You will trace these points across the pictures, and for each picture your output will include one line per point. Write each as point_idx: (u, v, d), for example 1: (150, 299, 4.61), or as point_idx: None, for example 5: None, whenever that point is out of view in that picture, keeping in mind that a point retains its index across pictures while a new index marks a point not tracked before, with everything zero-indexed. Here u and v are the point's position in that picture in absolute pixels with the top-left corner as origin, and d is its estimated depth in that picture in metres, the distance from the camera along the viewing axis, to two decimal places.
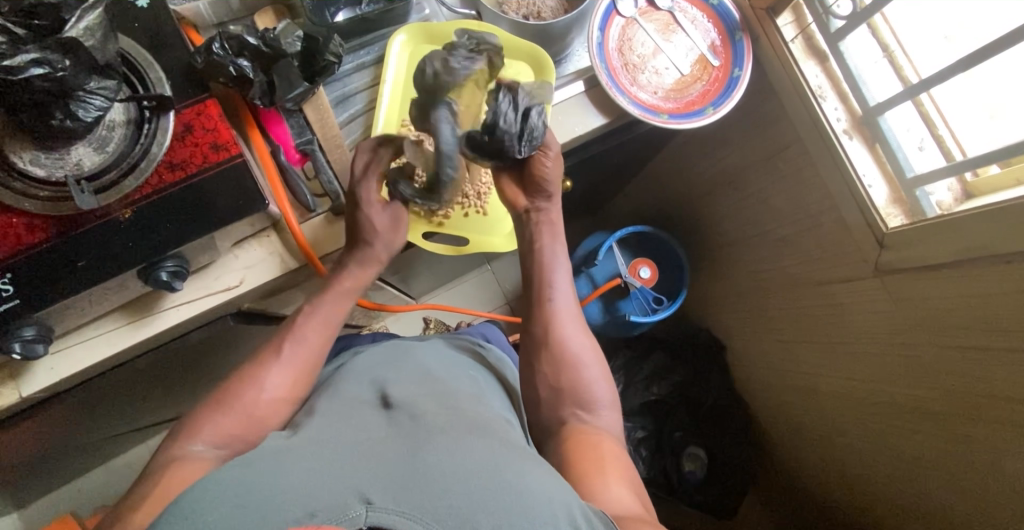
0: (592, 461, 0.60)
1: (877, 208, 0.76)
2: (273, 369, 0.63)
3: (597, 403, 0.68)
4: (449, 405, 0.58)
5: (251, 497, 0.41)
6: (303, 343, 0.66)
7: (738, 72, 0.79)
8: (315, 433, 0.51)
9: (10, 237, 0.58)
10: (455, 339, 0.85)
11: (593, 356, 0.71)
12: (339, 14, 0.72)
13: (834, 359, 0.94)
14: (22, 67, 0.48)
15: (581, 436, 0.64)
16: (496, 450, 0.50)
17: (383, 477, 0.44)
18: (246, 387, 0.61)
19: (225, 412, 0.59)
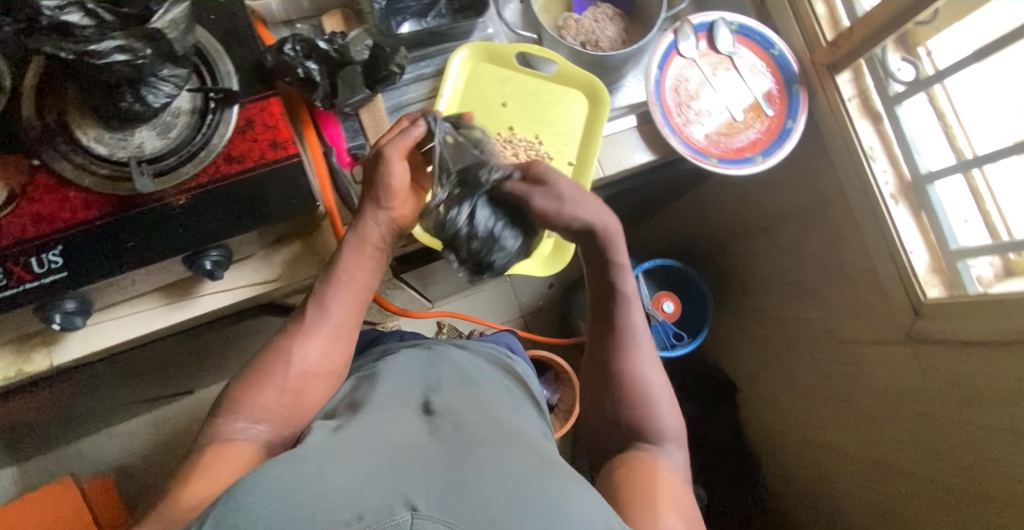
0: (651, 492, 0.58)
1: (917, 276, 0.76)
2: (298, 341, 0.62)
3: (663, 432, 0.65)
4: (486, 414, 0.58)
5: (296, 498, 0.41)
6: (325, 317, 0.63)
7: (792, 124, 0.79)
8: (355, 435, 0.51)
9: (66, 210, 0.59)
10: (485, 346, 0.84)
11: (664, 388, 0.67)
12: (403, 25, 0.74)
13: (850, 419, 0.93)
14: (105, 53, 0.49)
15: (638, 461, 0.62)
16: (531, 460, 0.50)
17: (427, 480, 0.43)
18: (276, 362, 0.61)
19: (260, 388, 0.59)
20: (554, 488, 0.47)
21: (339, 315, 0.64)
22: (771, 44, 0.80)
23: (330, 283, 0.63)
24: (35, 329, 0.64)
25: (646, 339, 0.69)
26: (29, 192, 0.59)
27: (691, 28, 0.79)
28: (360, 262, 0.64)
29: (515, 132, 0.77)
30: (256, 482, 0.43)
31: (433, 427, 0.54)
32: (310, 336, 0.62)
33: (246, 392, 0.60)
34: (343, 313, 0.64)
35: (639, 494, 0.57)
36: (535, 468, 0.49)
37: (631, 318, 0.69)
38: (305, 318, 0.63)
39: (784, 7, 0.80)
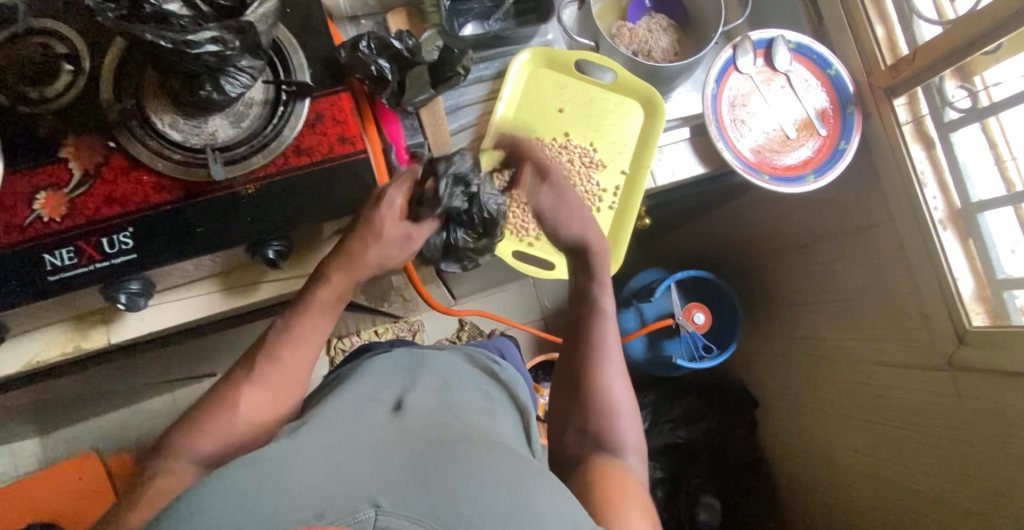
0: (615, 485, 0.57)
1: (962, 302, 0.76)
2: (245, 388, 0.60)
3: (627, 448, 0.63)
4: (459, 416, 0.58)
5: (256, 498, 0.41)
6: (275, 363, 0.62)
7: (844, 145, 0.80)
8: (321, 436, 0.51)
9: (137, 192, 0.60)
10: (479, 351, 0.85)
11: (629, 404, 0.67)
12: (466, 26, 0.75)
13: (878, 441, 0.94)
14: (198, 42, 0.50)
15: (604, 468, 0.60)
16: (507, 465, 0.50)
17: (392, 480, 0.43)
18: (222, 408, 0.59)
19: (200, 434, 0.58)
20: (528, 492, 0.46)
21: (291, 361, 0.63)
22: (828, 65, 0.81)
23: (285, 328, 0.64)
24: (95, 307, 0.65)
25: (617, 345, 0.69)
26: (102, 172, 0.60)
27: (751, 44, 0.79)
28: (313, 312, 0.64)
29: (571, 138, 0.79)
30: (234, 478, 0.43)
31: (401, 425, 0.54)
32: (257, 377, 0.61)
33: (188, 433, 0.58)
34: (294, 358, 0.64)
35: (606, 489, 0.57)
36: (515, 470, 0.49)
37: (607, 311, 0.69)
38: (255, 365, 0.62)
39: (844, 28, 0.81)
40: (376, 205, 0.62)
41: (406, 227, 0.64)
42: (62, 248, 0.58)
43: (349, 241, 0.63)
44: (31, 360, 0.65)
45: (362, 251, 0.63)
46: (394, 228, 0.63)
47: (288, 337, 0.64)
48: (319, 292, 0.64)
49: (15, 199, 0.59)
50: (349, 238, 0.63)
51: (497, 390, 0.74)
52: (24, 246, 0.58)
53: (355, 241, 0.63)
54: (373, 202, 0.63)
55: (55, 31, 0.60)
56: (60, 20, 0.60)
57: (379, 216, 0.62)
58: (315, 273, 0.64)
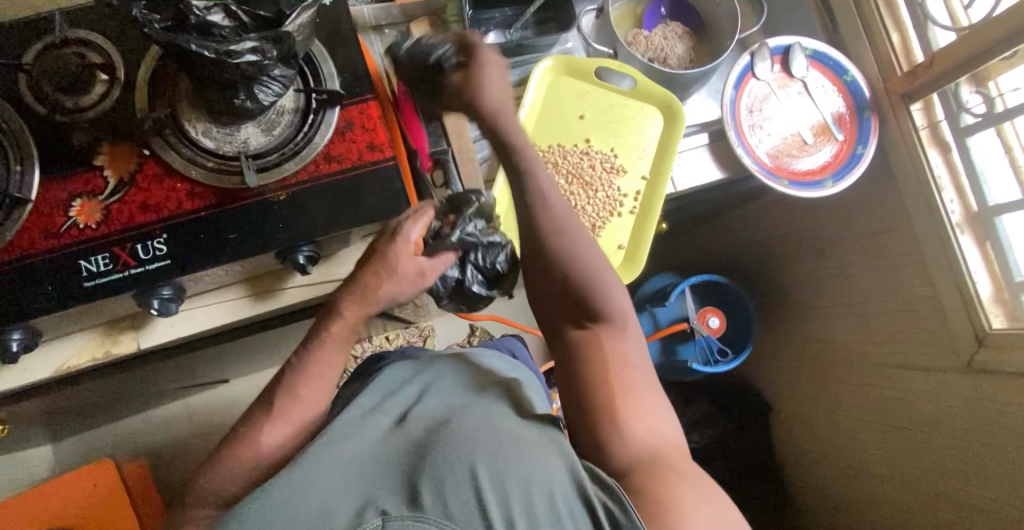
0: (609, 389, 0.54)
1: (981, 304, 0.77)
2: (267, 427, 0.54)
3: (613, 314, 0.59)
4: (461, 402, 0.59)
5: (284, 517, 0.47)
6: (297, 402, 0.56)
7: (861, 150, 0.80)
8: (335, 440, 0.54)
9: (171, 199, 0.61)
10: (478, 348, 0.81)
11: (602, 262, 0.61)
12: (488, 34, 0.77)
13: (896, 444, 0.94)
14: (239, 52, 0.51)
15: (590, 356, 0.57)
16: (500, 431, 0.51)
17: (396, 486, 0.47)
18: (245, 443, 0.54)
19: (225, 477, 0.54)
20: (521, 454, 0.48)
21: (309, 395, 0.56)
22: (843, 71, 0.82)
23: (300, 363, 0.56)
24: (126, 313, 0.66)
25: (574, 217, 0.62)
26: (136, 180, 0.61)
27: (768, 51, 0.81)
28: (330, 347, 0.57)
29: (592, 143, 0.80)
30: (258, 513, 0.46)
31: (404, 433, 0.55)
32: (276, 419, 0.55)
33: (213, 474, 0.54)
34: (314, 393, 0.56)
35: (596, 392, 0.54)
36: (504, 438, 0.50)
37: (548, 197, 0.62)
38: (272, 404, 0.55)
39: (859, 35, 0.82)
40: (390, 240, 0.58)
41: (421, 262, 0.59)
42: (98, 254, 0.59)
43: (363, 272, 0.58)
44: (64, 364, 0.66)
45: (376, 285, 0.57)
46: (411, 263, 0.58)
47: (306, 374, 0.56)
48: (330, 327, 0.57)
49: (52, 206, 0.60)
50: (360, 273, 0.58)
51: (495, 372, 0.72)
52: (61, 252, 0.59)
53: (368, 276, 0.57)
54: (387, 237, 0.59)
55: (90, 42, 0.61)
56: (95, 30, 0.62)
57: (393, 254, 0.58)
58: (328, 307, 0.58)
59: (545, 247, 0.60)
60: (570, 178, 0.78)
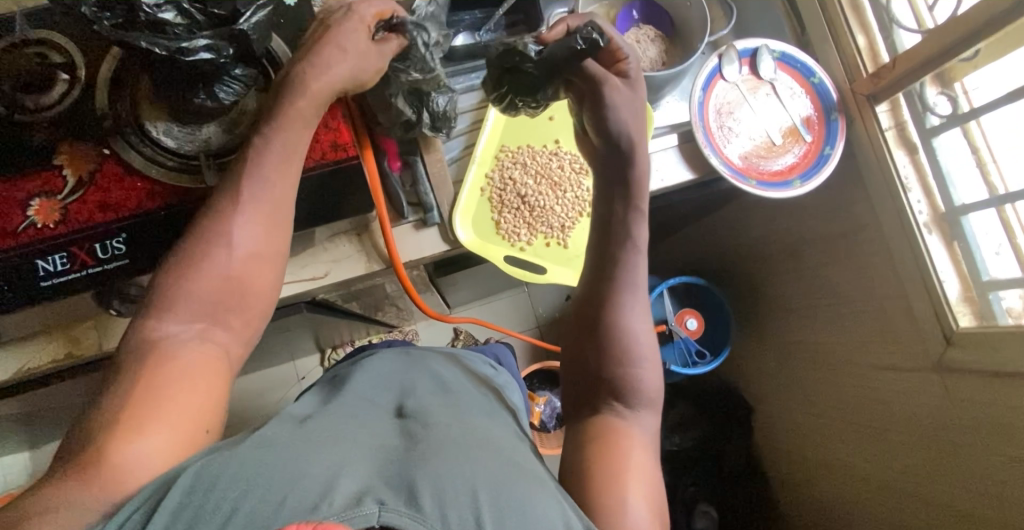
0: (614, 467, 0.55)
1: (949, 304, 0.77)
2: (238, 221, 0.54)
3: (641, 401, 0.61)
4: (463, 416, 0.58)
5: (259, 481, 0.42)
6: (263, 185, 0.55)
7: (829, 151, 0.81)
8: (323, 432, 0.52)
9: (130, 199, 0.61)
10: (471, 355, 0.84)
11: (652, 349, 0.64)
12: (458, 36, 0.77)
13: (872, 444, 0.93)
14: (193, 50, 0.51)
15: (612, 432, 0.58)
16: (502, 461, 0.50)
17: (392, 480, 0.44)
18: (213, 244, 0.54)
19: (190, 277, 0.53)
20: (524, 485, 0.47)
21: (283, 155, 0.56)
22: (811, 73, 0.83)
23: (264, 151, 0.55)
24: (88, 314, 0.66)
25: (643, 306, 0.65)
26: (96, 179, 0.60)
27: (736, 53, 0.81)
28: (294, 126, 0.56)
29: (561, 145, 0.83)
30: (245, 466, 0.43)
31: (402, 427, 0.55)
32: (246, 209, 0.54)
33: (174, 277, 0.53)
34: (282, 177, 0.56)
35: (607, 465, 0.55)
36: (501, 472, 0.48)
37: (633, 281, 0.65)
38: (238, 192, 0.55)
39: (826, 38, 0.83)
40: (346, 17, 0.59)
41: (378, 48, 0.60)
42: (55, 253, 0.59)
43: (324, 45, 0.57)
44: (21, 367, 0.65)
45: (335, 60, 0.57)
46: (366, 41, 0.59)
47: (275, 135, 0.55)
48: (293, 102, 0.55)
49: (10, 205, 0.59)
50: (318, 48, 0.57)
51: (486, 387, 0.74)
52: (15, 251, 0.58)
53: (326, 55, 0.57)
54: (342, 14, 0.59)
55: (51, 41, 0.61)
56: (56, 30, 0.61)
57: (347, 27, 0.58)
58: (290, 82, 0.56)
59: (611, 316, 0.63)
60: (539, 179, 0.82)
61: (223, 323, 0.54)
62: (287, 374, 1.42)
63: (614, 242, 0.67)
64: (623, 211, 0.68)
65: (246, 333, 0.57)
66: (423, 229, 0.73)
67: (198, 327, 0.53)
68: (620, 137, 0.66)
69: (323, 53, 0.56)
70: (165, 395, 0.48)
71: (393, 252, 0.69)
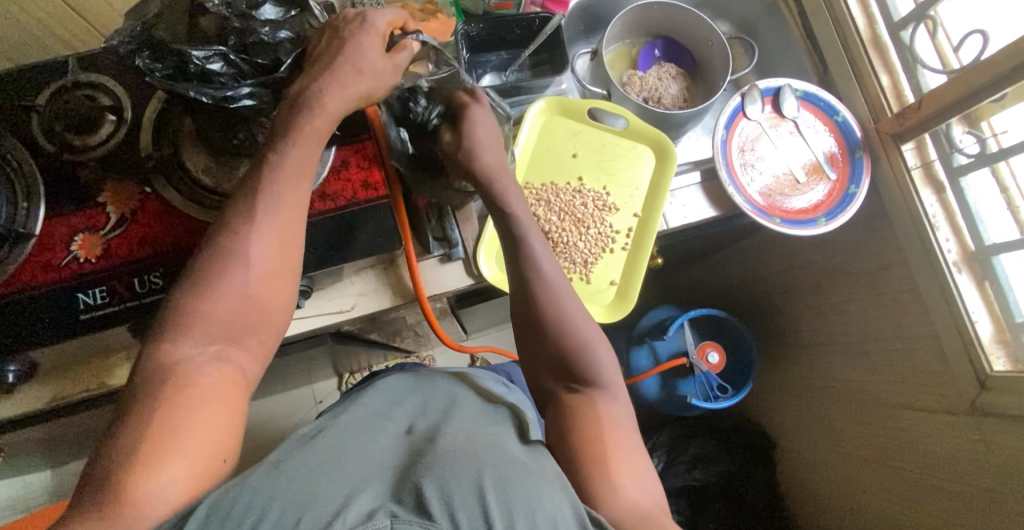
0: (604, 453, 0.55)
1: (982, 345, 0.75)
2: (252, 237, 0.52)
3: (604, 381, 0.61)
4: (472, 427, 0.59)
5: (289, 499, 0.43)
6: (276, 203, 0.54)
7: (854, 189, 0.81)
8: (335, 448, 0.53)
9: (169, 234, 0.63)
10: (478, 372, 0.85)
11: (593, 329, 0.63)
12: (485, 77, 0.81)
13: (902, 487, 0.90)
14: (236, 99, 0.54)
15: (592, 423, 0.57)
16: (510, 464, 0.49)
17: (405, 497, 0.44)
18: (230, 264, 0.52)
19: (209, 300, 0.51)
20: (531, 487, 0.47)
21: (295, 167, 0.54)
22: (835, 111, 0.83)
23: (277, 164, 0.54)
24: (121, 346, 0.67)
25: (570, 294, 0.64)
26: (137, 215, 0.63)
27: (759, 93, 0.82)
28: (309, 140, 0.54)
29: (584, 182, 0.80)
30: (266, 484, 0.44)
31: (409, 443, 0.56)
32: (260, 228, 0.53)
33: (190, 299, 0.51)
34: (297, 196, 0.55)
35: (593, 452, 0.55)
36: (514, 462, 0.50)
37: (550, 276, 0.64)
38: (252, 209, 0.53)
39: (849, 77, 0.84)
40: (360, 28, 0.56)
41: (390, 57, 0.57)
42: (95, 287, 0.60)
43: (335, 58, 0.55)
44: (56, 395, 0.67)
45: (355, 81, 0.55)
46: (385, 60, 0.57)
47: (286, 153, 0.54)
48: (302, 119, 0.54)
49: (54, 240, 0.61)
50: (336, 63, 0.54)
51: (499, 403, 0.73)
52: (57, 285, 0.60)
53: (343, 63, 0.54)
54: (356, 24, 0.56)
55: (101, 85, 0.64)
56: (107, 75, 0.65)
57: (367, 35, 0.56)
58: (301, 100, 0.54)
59: (541, 312, 0.62)
60: (563, 216, 0.77)
61: (239, 340, 0.53)
62: (304, 397, 1.43)
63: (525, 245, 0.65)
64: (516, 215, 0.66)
65: (263, 350, 0.55)
66: (448, 263, 0.75)
67: (212, 349, 0.51)
68: (484, 156, 0.65)
69: (338, 70, 0.54)
70: (183, 424, 0.46)
71: (419, 286, 0.71)
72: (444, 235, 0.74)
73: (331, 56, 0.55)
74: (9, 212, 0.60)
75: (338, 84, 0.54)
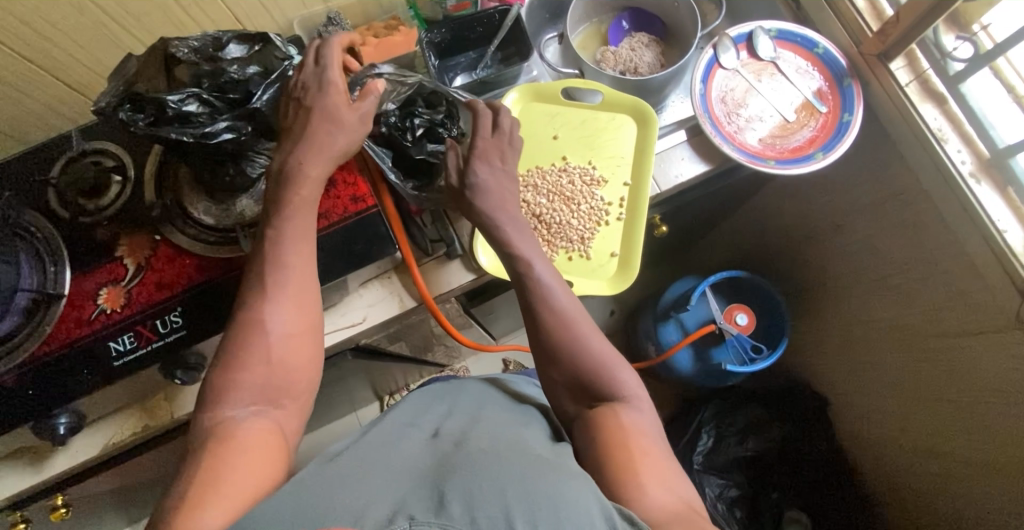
0: (632, 463, 0.54)
1: (1015, 253, 0.69)
2: (270, 307, 0.57)
3: (625, 397, 0.60)
4: (495, 428, 0.59)
5: (306, 510, 0.43)
6: (286, 271, 0.58)
7: (848, 117, 0.78)
8: (359, 459, 0.54)
9: (181, 275, 0.67)
10: (513, 377, 0.81)
11: (608, 348, 0.62)
12: (457, 78, 0.82)
13: (965, 420, 0.85)
14: (215, 133, 0.57)
15: (615, 432, 0.57)
16: (526, 460, 0.50)
17: (425, 497, 0.46)
18: (251, 334, 0.56)
19: (240, 369, 0.55)
20: (547, 480, 0.47)
21: (297, 234, 0.59)
22: (814, 44, 0.81)
23: (280, 235, 0.58)
24: (159, 387, 0.71)
25: (581, 315, 0.63)
26: (151, 262, 0.67)
27: (730, 41, 0.81)
28: (303, 212, 0.59)
29: (569, 160, 0.80)
30: (290, 497, 0.45)
31: (435, 447, 0.57)
32: (276, 296, 0.57)
33: (224, 373, 0.55)
34: (301, 259, 0.59)
35: (620, 464, 0.54)
36: (532, 461, 0.51)
37: (559, 300, 0.63)
38: (264, 280, 0.57)
39: (822, 7, 0.82)
40: (321, 92, 0.59)
41: (358, 109, 0.61)
42: (123, 334, 0.65)
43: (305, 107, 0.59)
44: (108, 441, 0.71)
45: (329, 140, 0.59)
46: (352, 113, 0.60)
47: (286, 217, 0.58)
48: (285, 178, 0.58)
49: (81, 297, 0.66)
50: (308, 130, 0.59)
51: (529, 403, 0.71)
52: (89, 337, 0.64)
53: (318, 130, 0.59)
54: (316, 89, 0.59)
55: (104, 149, 0.70)
56: (109, 141, 0.71)
57: (332, 97, 0.59)
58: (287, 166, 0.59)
59: (554, 342, 0.61)
60: (552, 197, 0.78)
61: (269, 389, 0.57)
62: (349, 423, 1.46)
63: (528, 273, 0.64)
64: (518, 241, 0.65)
65: (300, 407, 0.58)
66: (449, 265, 0.76)
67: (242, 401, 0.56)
68: (479, 199, 0.65)
69: (313, 140, 0.59)
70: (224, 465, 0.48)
71: (423, 289, 0.72)
72: (440, 236, 0.76)
73: (303, 126, 0.59)
74: (39, 278, 0.66)
75: (320, 150, 0.59)
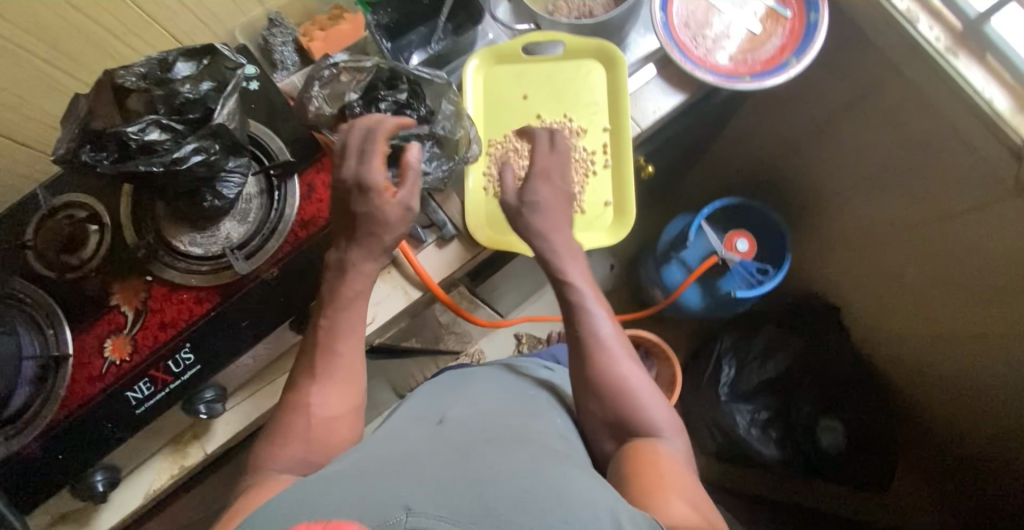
0: (652, 484, 0.53)
1: (1005, 118, 0.68)
2: (314, 389, 0.57)
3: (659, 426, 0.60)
4: (503, 423, 0.56)
5: (307, 506, 0.39)
6: (337, 358, 0.59)
7: (815, 16, 0.77)
8: (363, 452, 0.50)
9: (182, 311, 0.65)
10: (526, 362, 0.79)
11: (644, 380, 0.63)
12: (413, 57, 0.78)
13: (979, 294, 0.85)
14: (184, 158, 0.56)
15: (642, 454, 0.57)
16: (536, 460, 0.47)
17: (424, 484, 0.40)
18: (297, 415, 0.56)
19: (283, 443, 0.55)
20: (554, 478, 0.44)
21: (350, 332, 0.60)
22: None
23: (334, 327, 0.59)
24: (185, 426, 0.71)
25: (620, 342, 0.64)
26: (149, 305, 0.65)
27: None
28: (354, 306, 0.60)
29: (544, 118, 0.79)
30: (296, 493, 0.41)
31: (440, 437, 0.53)
32: (324, 381, 0.57)
33: (272, 443, 0.56)
34: (351, 349, 0.59)
35: (644, 482, 0.53)
36: (536, 461, 0.47)
37: (602, 325, 0.65)
38: (314, 368, 0.58)
39: None
40: (361, 195, 0.59)
41: (400, 198, 0.60)
42: (139, 381, 0.64)
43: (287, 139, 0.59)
44: (146, 490, 0.71)
45: (379, 242, 0.60)
46: (395, 207, 0.60)
47: (338, 310, 0.60)
48: None
49: (86, 354, 0.64)
50: (355, 234, 0.60)
51: (546, 388, 0.71)
52: (104, 392, 0.63)
53: (363, 230, 0.60)
54: (357, 192, 0.60)
55: (72, 202, 0.68)
56: (74, 191, 0.68)
57: (375, 200, 0.59)
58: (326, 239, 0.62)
59: (595, 366, 0.62)
60: None
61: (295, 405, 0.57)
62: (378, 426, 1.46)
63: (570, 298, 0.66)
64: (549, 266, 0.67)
65: None
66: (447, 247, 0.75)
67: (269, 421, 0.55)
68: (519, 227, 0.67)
69: (361, 241, 0.60)
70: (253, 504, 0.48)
71: (425, 275, 0.72)
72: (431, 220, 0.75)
73: (353, 228, 0.60)
74: (41, 343, 0.64)
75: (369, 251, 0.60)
